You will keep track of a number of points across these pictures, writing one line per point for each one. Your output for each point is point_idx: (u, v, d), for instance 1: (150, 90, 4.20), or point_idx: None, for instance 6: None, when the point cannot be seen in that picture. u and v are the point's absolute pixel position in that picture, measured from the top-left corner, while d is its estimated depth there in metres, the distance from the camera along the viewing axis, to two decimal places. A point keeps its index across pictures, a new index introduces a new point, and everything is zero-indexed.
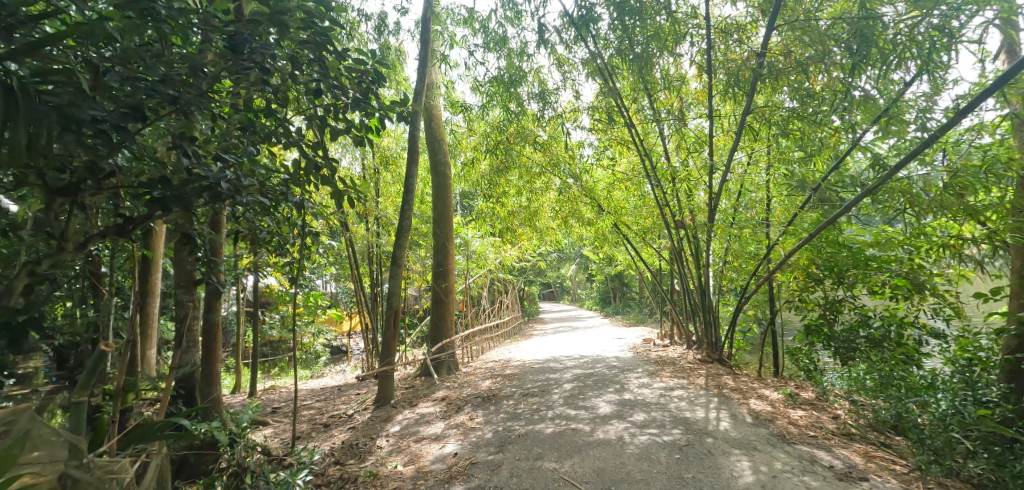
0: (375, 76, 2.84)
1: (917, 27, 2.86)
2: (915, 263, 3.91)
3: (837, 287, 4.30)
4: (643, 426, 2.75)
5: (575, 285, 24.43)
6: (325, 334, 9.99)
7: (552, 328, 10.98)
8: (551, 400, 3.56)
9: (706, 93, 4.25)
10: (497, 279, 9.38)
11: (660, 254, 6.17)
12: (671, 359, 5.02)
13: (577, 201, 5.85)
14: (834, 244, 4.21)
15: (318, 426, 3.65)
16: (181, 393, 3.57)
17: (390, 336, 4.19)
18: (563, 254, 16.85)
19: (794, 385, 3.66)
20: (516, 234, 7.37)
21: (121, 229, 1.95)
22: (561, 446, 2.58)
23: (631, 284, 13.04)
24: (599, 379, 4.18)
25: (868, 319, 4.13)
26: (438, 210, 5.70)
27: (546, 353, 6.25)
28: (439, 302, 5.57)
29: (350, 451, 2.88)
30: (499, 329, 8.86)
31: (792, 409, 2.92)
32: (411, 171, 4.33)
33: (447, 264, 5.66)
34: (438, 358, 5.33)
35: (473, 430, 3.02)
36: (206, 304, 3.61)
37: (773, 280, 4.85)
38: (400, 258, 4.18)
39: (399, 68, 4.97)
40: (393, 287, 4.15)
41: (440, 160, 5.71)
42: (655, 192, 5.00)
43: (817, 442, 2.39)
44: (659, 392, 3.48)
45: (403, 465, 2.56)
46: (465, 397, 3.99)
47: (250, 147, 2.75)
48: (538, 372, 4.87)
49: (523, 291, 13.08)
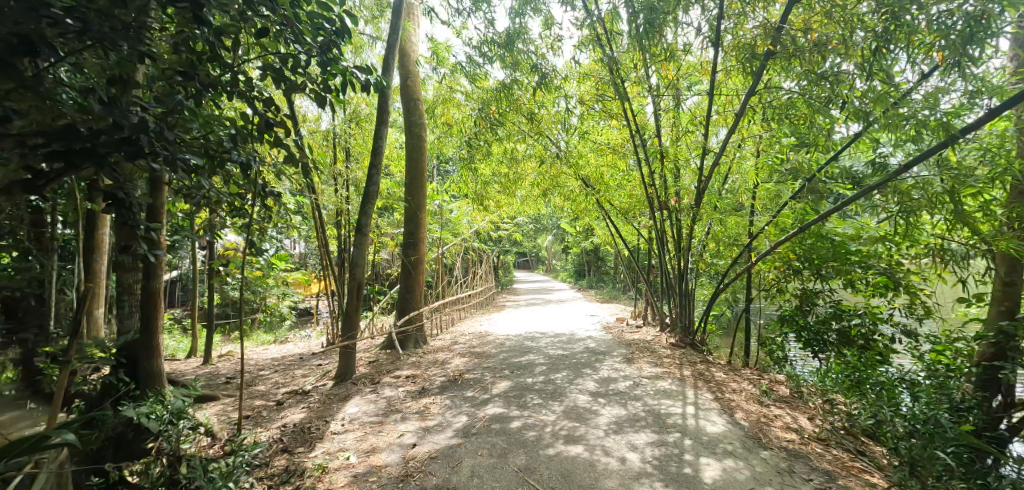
0: (340, 24, 2.45)
1: (949, 16, 2.66)
2: (893, 259, 3.93)
3: (814, 279, 4.27)
4: (617, 424, 2.62)
5: (550, 254, 24.37)
6: (290, 296, 9.62)
7: (524, 299, 10.86)
8: (521, 386, 3.40)
9: (709, 67, 3.97)
10: (472, 248, 9.13)
11: (641, 234, 6.01)
12: (643, 341, 4.95)
13: (559, 174, 5.57)
14: (817, 237, 4.14)
15: (269, 404, 3.42)
16: (122, 364, 3.27)
17: (353, 309, 3.93)
18: (540, 224, 16.62)
19: (768, 377, 3.62)
20: (494, 205, 7.08)
21: (23, 188, 1.57)
22: (529, 443, 2.42)
23: (606, 259, 13.04)
24: (572, 362, 4.05)
25: (842, 313, 4.16)
26: (412, 176, 5.37)
27: (518, 328, 6.11)
28: (408, 273, 5.29)
29: (301, 436, 2.67)
30: (470, 299, 8.68)
31: (767, 407, 2.84)
32: (383, 131, 3.96)
33: (419, 233, 5.38)
34: (405, 331, 5.09)
35: (436, 418, 2.85)
36: (147, 271, 3.27)
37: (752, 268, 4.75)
38: (366, 226, 3.86)
39: (376, 16, 4.51)
40: (357, 256, 3.86)
41: (416, 121, 5.37)
42: (642, 169, 4.79)
43: (794, 449, 2.30)
44: (633, 383, 3.36)
45: (357, 457, 2.37)
46: (431, 377, 3.81)
47: (190, 97, 2.36)
48: (509, 350, 4.70)
49: (497, 260, 12.85)
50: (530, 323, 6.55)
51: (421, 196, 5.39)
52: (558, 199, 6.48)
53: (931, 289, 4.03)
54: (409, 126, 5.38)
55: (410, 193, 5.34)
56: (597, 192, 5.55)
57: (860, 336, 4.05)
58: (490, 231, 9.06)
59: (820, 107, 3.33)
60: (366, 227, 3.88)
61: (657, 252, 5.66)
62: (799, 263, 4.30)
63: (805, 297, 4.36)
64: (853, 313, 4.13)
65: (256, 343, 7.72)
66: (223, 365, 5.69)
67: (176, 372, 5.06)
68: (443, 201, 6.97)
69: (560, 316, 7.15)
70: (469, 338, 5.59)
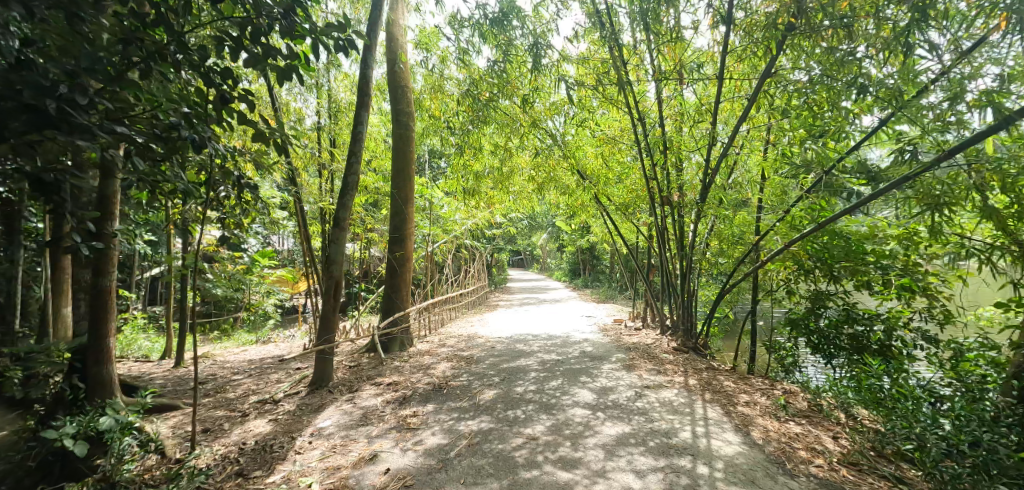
0: None
1: None
2: (910, 261, 3.75)
3: (826, 280, 3.99)
4: (618, 444, 2.33)
5: (545, 254, 24.09)
6: (275, 294, 9.26)
7: (518, 298, 10.53)
8: (511, 396, 3.10)
9: (719, 49, 3.66)
10: (464, 246, 8.80)
11: (640, 232, 5.70)
12: (643, 345, 4.65)
13: (555, 167, 5.26)
14: (832, 235, 3.86)
15: (233, 416, 3.10)
16: (75, 368, 2.94)
17: (330, 310, 3.60)
18: (536, 223, 16.30)
19: (781, 387, 3.33)
20: (485, 200, 6.76)
21: None
22: (520, 467, 2.13)
23: (603, 258, 12.75)
24: (568, 369, 3.75)
25: (855, 316, 3.93)
26: (398, 168, 5.04)
27: (511, 329, 5.81)
28: (394, 271, 4.96)
29: (260, 457, 2.36)
30: (462, 298, 8.36)
31: (786, 424, 2.55)
32: (362, 116, 3.63)
33: (405, 229, 5.04)
34: (389, 333, 4.76)
35: (415, 435, 2.55)
36: (93, 266, 2.88)
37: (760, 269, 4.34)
38: (344, 220, 3.54)
39: None
40: (334, 253, 3.53)
41: (403, 109, 5.04)
42: (643, 162, 4.49)
43: (822, 477, 2.02)
44: (635, 394, 3.06)
45: (320, 484, 2.06)
46: (414, 385, 3.50)
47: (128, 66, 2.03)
48: (499, 354, 4.41)
49: (490, 258, 12.52)
50: (523, 323, 6.24)
51: (409, 188, 5.07)
52: (553, 194, 6.16)
53: (951, 293, 3.79)
54: (395, 115, 5.04)
55: (397, 185, 5.01)
56: (595, 187, 5.24)
57: (874, 341, 3.82)
58: (483, 227, 8.74)
59: (840, 93, 3.05)
60: (344, 219, 3.55)
61: (656, 250, 5.36)
62: (811, 263, 4.00)
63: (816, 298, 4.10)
64: (869, 317, 3.87)
65: (236, 343, 7.37)
66: (195, 368, 5.34)
67: (143, 376, 4.71)
68: (433, 195, 6.65)
69: (554, 317, 6.86)
70: (458, 340, 5.28)
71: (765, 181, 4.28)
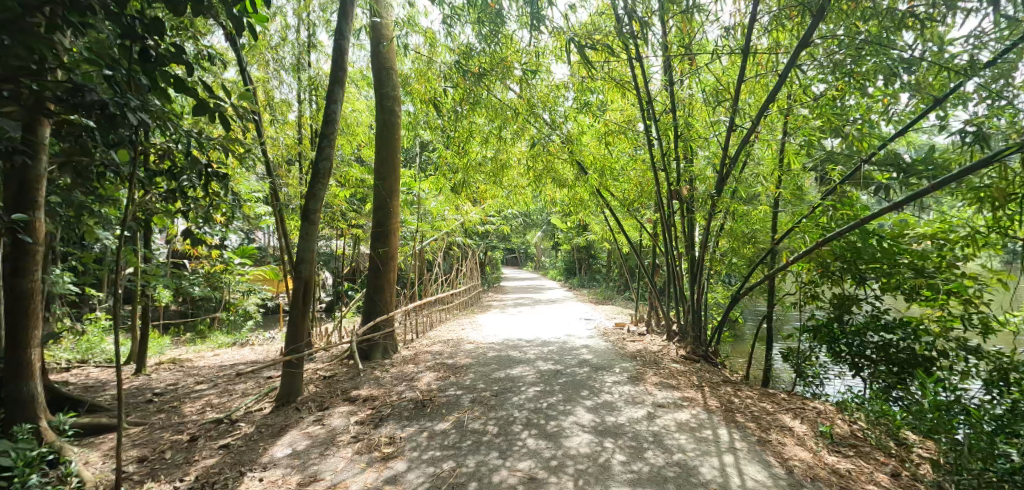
0: None
1: None
2: (945, 260, 3.41)
3: (851, 282, 3.65)
4: (634, 484, 1.93)
5: (540, 252, 23.73)
6: (255, 294, 8.75)
7: (512, 299, 10.13)
8: (504, 416, 2.70)
9: (743, 21, 3.24)
10: (455, 243, 8.36)
11: (641, 229, 5.31)
12: (649, 352, 4.25)
13: (553, 159, 4.72)
14: (862, 235, 3.51)
15: (180, 441, 2.65)
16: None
17: (299, 314, 3.15)
18: (530, 220, 15.87)
19: (810, 402, 2.95)
20: (477, 194, 6.35)
21: None
22: None
23: (599, 257, 12.38)
24: (568, 381, 3.34)
25: (883, 322, 3.60)
26: (383, 157, 4.61)
27: (504, 333, 5.37)
28: (377, 269, 4.51)
29: None
30: (452, 299, 7.91)
31: (830, 455, 2.17)
32: (337, 93, 3.19)
33: (389, 223, 4.60)
34: (370, 338, 4.30)
35: (389, 468, 2.14)
36: (7, 263, 2.28)
37: (779, 269, 4.01)
38: (315, 211, 3.10)
39: None
40: (302, 251, 3.09)
41: (388, 94, 4.62)
42: (652, 150, 4.07)
43: None
44: (647, 414, 2.66)
45: None
46: (394, 400, 3.07)
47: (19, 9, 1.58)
48: (491, 362, 3.99)
49: (483, 256, 12.09)
50: (517, 326, 5.82)
51: (395, 181, 4.63)
52: (550, 189, 5.75)
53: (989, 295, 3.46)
54: (380, 100, 4.60)
55: (381, 177, 4.57)
56: (596, 179, 4.78)
57: (904, 349, 3.49)
58: (475, 224, 8.31)
59: None
60: (315, 213, 3.11)
61: (660, 249, 4.97)
62: (837, 266, 3.65)
63: (842, 304, 3.74)
64: (901, 325, 3.52)
65: (210, 346, 6.90)
66: (158, 375, 4.86)
67: (95, 388, 4.22)
68: (421, 189, 6.22)
69: (549, 319, 6.45)
70: (447, 345, 4.84)
71: (782, 174, 3.93)
